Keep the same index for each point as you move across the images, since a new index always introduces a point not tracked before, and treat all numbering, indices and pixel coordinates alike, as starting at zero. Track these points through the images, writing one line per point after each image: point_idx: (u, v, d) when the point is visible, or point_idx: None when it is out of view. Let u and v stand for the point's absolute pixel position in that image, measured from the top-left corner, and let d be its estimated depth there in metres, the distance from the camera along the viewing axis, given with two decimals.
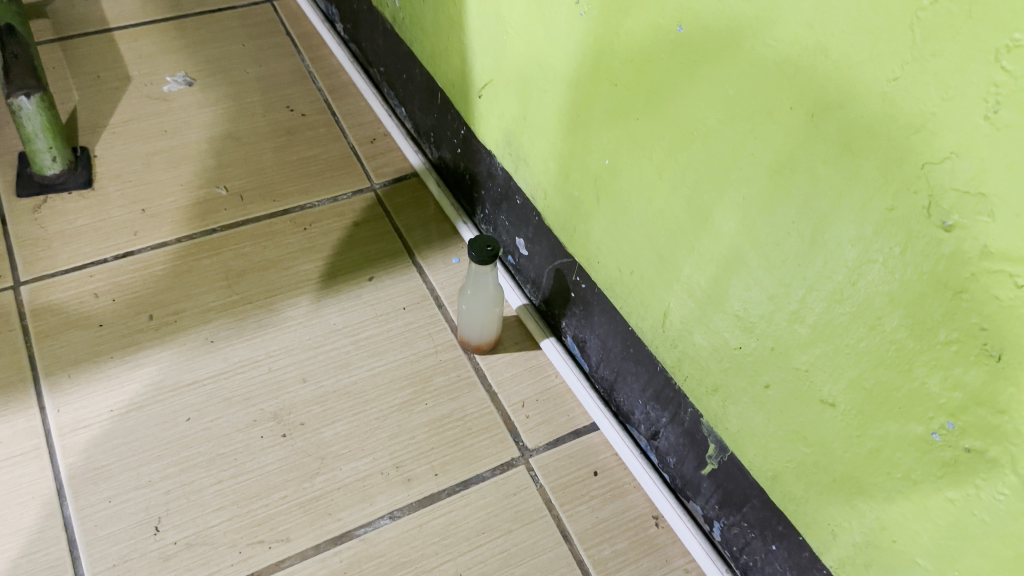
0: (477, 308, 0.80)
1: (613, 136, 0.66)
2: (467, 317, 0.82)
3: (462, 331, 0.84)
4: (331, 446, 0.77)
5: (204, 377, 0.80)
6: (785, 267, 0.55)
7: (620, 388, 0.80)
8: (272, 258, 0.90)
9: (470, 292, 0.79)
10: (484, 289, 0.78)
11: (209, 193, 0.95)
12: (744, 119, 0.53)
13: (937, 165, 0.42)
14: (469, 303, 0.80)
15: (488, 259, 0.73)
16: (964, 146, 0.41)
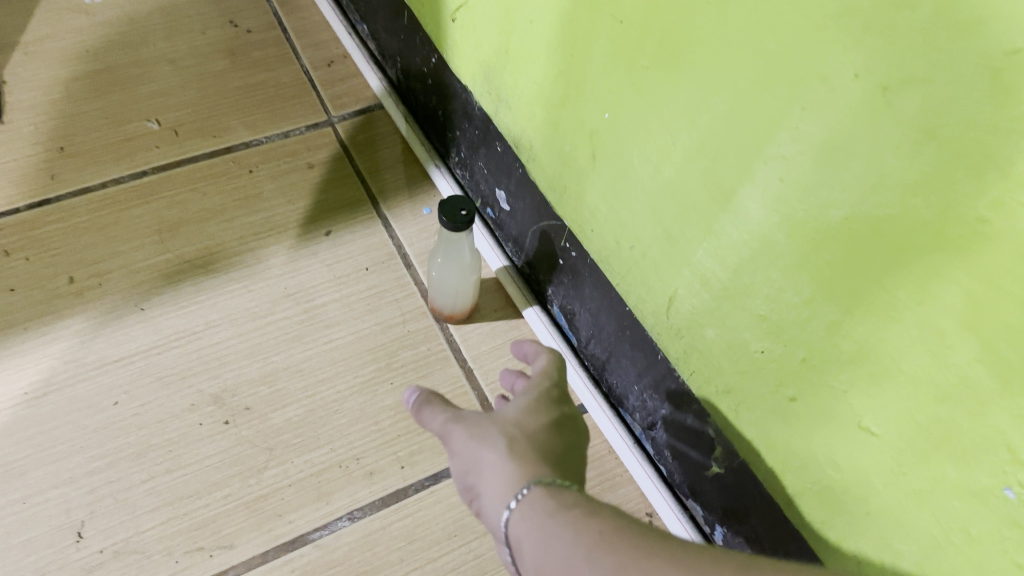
0: (449, 277, 0.69)
1: (613, 85, 0.53)
2: (438, 284, 0.71)
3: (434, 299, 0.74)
4: (282, 435, 0.67)
5: (134, 352, 0.70)
6: (829, 269, 0.44)
7: (613, 369, 0.70)
8: (212, 207, 0.78)
9: (442, 259, 0.68)
10: (459, 257, 0.67)
11: (138, 127, 0.82)
12: (789, 82, 0.41)
13: None
14: (441, 271, 0.69)
15: (462, 227, 0.62)
16: None
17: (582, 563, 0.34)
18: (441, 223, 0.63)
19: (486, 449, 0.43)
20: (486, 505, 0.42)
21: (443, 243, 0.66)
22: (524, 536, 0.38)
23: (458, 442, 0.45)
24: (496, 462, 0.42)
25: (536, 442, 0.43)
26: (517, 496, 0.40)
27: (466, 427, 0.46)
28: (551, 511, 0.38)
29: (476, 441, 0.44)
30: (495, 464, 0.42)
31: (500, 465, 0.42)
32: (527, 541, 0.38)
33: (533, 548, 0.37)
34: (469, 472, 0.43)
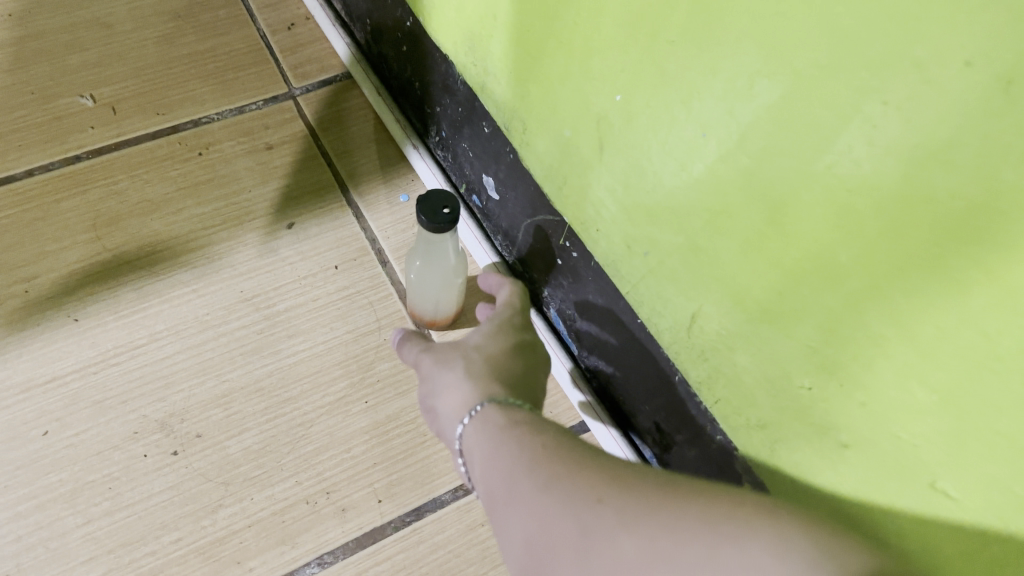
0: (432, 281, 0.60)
1: (627, 62, 0.44)
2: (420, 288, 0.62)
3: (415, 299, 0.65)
4: (240, 467, 0.59)
5: (67, 371, 0.60)
6: (907, 303, 0.35)
7: (621, 383, 0.61)
8: (156, 197, 0.68)
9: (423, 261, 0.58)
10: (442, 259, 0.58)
11: (69, 103, 0.71)
12: (867, 67, 0.31)
13: None
14: (422, 274, 0.60)
15: (444, 228, 0.52)
16: None
17: (522, 474, 0.37)
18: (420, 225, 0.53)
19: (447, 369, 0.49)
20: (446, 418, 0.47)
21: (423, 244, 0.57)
22: (479, 452, 0.42)
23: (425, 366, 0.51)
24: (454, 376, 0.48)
25: (492, 363, 0.48)
26: (470, 411, 0.44)
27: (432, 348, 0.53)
28: (503, 433, 0.41)
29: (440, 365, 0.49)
30: (455, 381, 0.47)
31: (459, 381, 0.47)
32: (479, 455, 0.41)
33: (487, 464, 0.40)
34: (434, 392, 0.49)
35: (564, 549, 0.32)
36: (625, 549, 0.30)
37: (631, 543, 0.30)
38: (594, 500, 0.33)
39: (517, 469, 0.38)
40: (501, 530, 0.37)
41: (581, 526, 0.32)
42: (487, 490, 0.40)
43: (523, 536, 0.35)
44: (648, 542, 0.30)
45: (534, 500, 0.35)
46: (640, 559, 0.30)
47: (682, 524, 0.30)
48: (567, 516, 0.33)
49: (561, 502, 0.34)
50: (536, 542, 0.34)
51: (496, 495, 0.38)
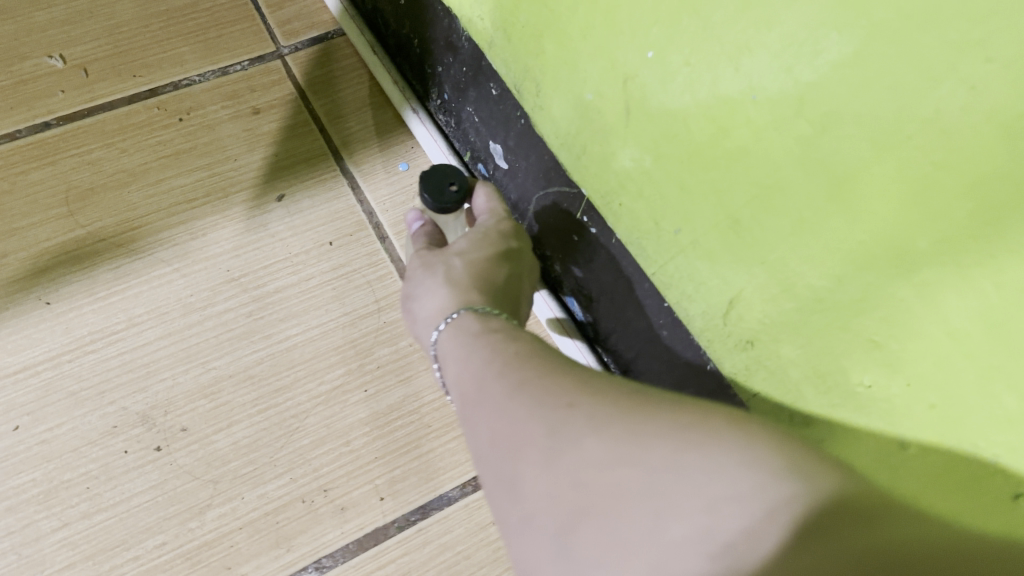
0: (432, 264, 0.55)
1: (663, 12, 0.38)
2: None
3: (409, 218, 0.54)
4: (230, 463, 0.54)
5: (38, 361, 0.55)
6: (1000, 298, 0.30)
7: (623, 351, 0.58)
8: (133, 167, 0.62)
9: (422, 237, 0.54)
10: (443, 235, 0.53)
11: (37, 65, 0.65)
12: (969, 15, 0.26)
13: None
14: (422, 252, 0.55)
15: (448, 205, 0.51)
16: None
17: (494, 379, 0.34)
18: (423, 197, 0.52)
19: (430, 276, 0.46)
20: (422, 325, 0.45)
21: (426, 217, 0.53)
22: (454, 352, 0.39)
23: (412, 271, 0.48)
24: (434, 284, 0.45)
25: (473, 272, 0.45)
26: (446, 318, 0.42)
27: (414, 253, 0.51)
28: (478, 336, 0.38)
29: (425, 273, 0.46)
30: (436, 289, 0.45)
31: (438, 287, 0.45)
32: (453, 356, 0.39)
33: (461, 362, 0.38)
34: (414, 296, 0.47)
35: (529, 452, 0.29)
36: (591, 448, 0.27)
37: (597, 442, 0.27)
38: (564, 403, 0.30)
39: (491, 371, 0.35)
40: (469, 437, 0.35)
41: (549, 427, 0.29)
42: (457, 391, 0.37)
43: (488, 438, 0.32)
44: (616, 443, 0.27)
45: (505, 403, 0.32)
46: (607, 458, 0.27)
47: (651, 431, 0.27)
48: (536, 418, 0.30)
49: (532, 407, 0.31)
50: (500, 442, 0.31)
51: (469, 399, 0.35)
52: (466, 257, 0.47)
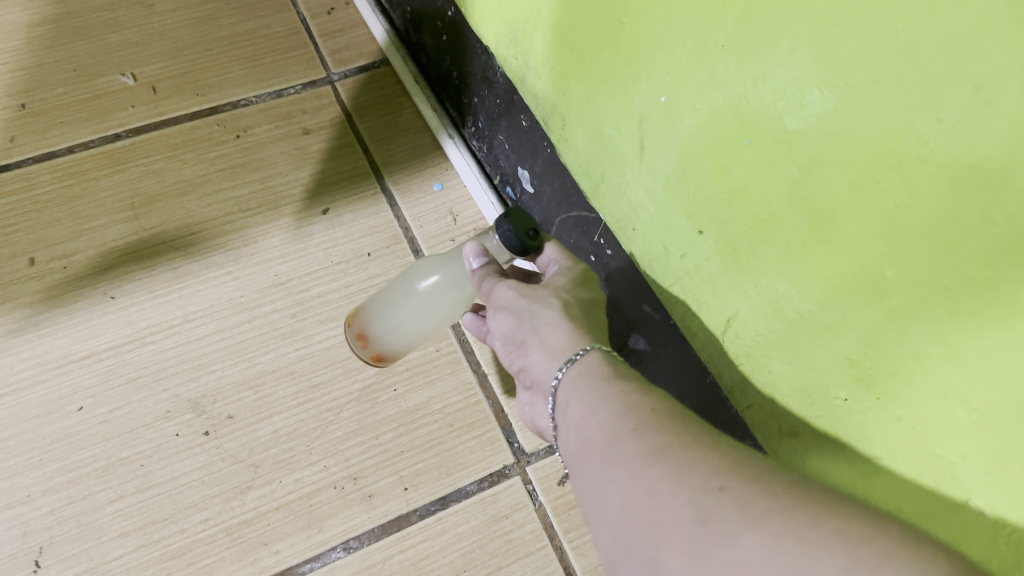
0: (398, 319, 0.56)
1: (675, 63, 0.44)
2: (382, 307, 0.58)
3: (469, 253, 0.50)
4: (270, 450, 0.60)
5: (101, 349, 0.61)
6: (952, 323, 0.34)
7: (631, 355, 0.62)
8: (193, 177, 0.69)
9: (419, 295, 0.55)
10: (433, 310, 0.54)
11: (110, 81, 0.72)
12: (926, 83, 0.31)
13: None
14: (399, 298, 0.56)
15: (526, 249, 0.48)
16: None
17: (625, 436, 0.34)
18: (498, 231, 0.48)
19: (543, 308, 0.44)
20: (533, 359, 0.43)
21: (442, 278, 0.53)
22: (572, 395, 0.39)
23: (505, 300, 0.45)
24: (551, 318, 0.43)
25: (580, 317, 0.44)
26: (570, 358, 0.41)
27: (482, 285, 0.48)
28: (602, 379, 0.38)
29: (531, 301, 0.45)
30: (551, 321, 0.43)
31: (557, 323, 0.43)
32: (576, 402, 0.38)
33: (579, 409, 0.38)
34: (520, 329, 0.45)
35: (672, 531, 0.29)
36: (748, 546, 0.27)
37: (756, 541, 0.27)
38: (717, 487, 0.29)
39: (620, 430, 0.35)
40: (589, 494, 0.35)
41: (700, 513, 0.29)
42: (579, 443, 0.37)
43: (618, 504, 0.32)
44: (778, 545, 0.26)
45: (640, 467, 0.32)
46: (766, 563, 0.26)
47: (816, 537, 0.26)
48: (679, 496, 0.30)
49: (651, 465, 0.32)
50: (639, 518, 0.31)
51: (592, 449, 0.36)
52: (569, 291, 0.46)
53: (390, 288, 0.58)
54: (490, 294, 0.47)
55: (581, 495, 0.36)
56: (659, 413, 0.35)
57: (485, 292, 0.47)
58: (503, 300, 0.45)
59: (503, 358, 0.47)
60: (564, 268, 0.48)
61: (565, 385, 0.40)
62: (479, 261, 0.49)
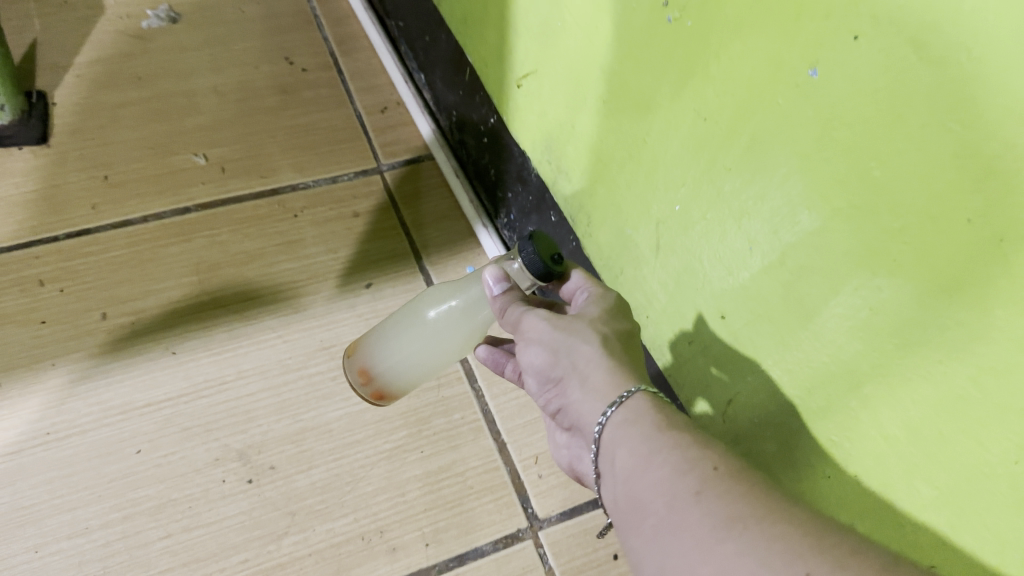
0: (407, 356, 0.58)
1: (689, 179, 0.51)
2: (385, 345, 0.60)
3: (487, 277, 0.51)
4: (306, 500, 0.65)
5: (161, 399, 0.68)
6: (914, 409, 0.41)
7: None
8: (253, 249, 0.76)
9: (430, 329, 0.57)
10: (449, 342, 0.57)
11: (184, 161, 0.80)
12: (892, 213, 0.39)
13: None
14: (405, 332, 0.58)
15: (551, 272, 0.50)
16: None
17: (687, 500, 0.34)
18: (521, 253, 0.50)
19: (581, 345, 0.45)
20: (574, 399, 0.45)
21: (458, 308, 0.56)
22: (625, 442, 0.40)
23: (542, 335, 0.47)
24: (591, 355, 0.45)
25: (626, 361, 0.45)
26: (615, 400, 0.42)
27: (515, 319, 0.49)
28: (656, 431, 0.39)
29: (566, 336, 0.46)
30: (591, 360, 0.45)
31: (596, 362, 0.44)
32: (629, 453, 0.39)
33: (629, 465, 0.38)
34: (558, 366, 0.46)
35: None
36: None
37: None
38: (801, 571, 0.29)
39: (683, 495, 0.35)
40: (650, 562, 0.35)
41: None
42: (636, 500, 0.37)
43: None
44: None
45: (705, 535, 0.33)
46: None
47: None
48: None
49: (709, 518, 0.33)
50: None
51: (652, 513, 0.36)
52: (606, 327, 0.47)
53: (390, 324, 0.60)
54: (525, 328, 0.48)
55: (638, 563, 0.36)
56: (710, 465, 0.36)
57: (517, 324, 0.49)
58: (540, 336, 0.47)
59: (539, 392, 0.49)
60: (594, 298, 0.50)
61: (610, 428, 0.41)
62: (500, 287, 0.51)
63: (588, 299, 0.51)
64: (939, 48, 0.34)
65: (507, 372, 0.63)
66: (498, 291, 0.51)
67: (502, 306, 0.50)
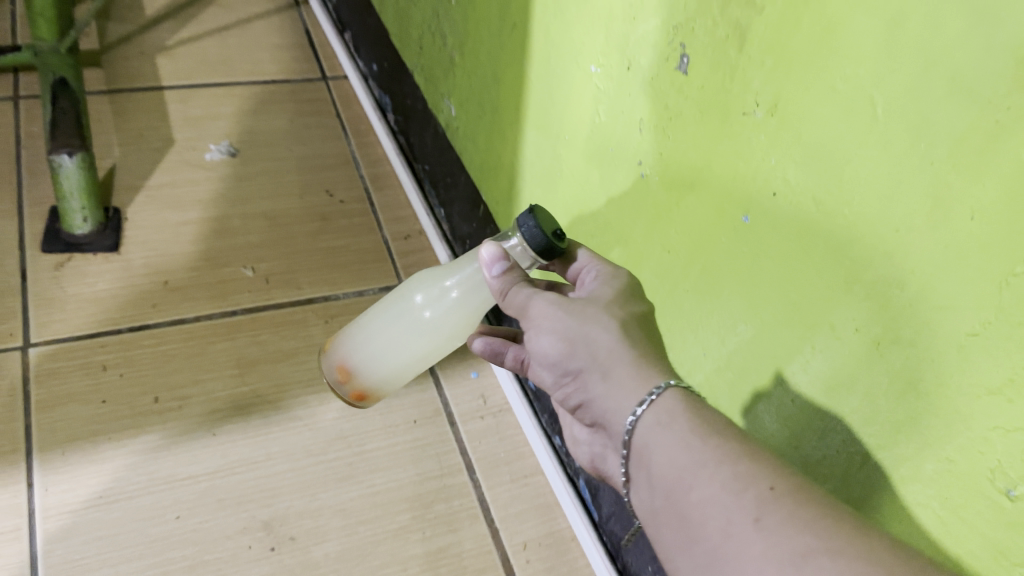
0: (400, 344, 0.63)
1: (657, 299, 0.64)
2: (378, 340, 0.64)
3: (486, 256, 0.54)
4: (320, 568, 0.74)
5: (200, 473, 0.77)
6: (827, 482, 0.52)
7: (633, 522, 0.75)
8: (288, 349, 0.88)
9: (426, 314, 0.61)
10: (446, 326, 0.61)
11: (234, 271, 0.93)
12: (803, 324, 0.51)
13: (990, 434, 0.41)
14: (398, 323, 0.63)
15: (553, 244, 0.54)
16: (1013, 424, 0.40)
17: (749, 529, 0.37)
18: (525, 235, 0.55)
19: (600, 336, 0.48)
20: (597, 394, 0.47)
21: (455, 292, 0.60)
22: (674, 450, 0.42)
23: (559, 328, 0.49)
24: (611, 346, 0.47)
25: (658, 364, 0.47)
26: (646, 399, 0.45)
27: (528, 309, 0.51)
28: (701, 442, 0.41)
29: (581, 326, 0.48)
30: (612, 351, 0.47)
31: (621, 360, 0.47)
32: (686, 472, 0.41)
33: (674, 479, 0.42)
34: (577, 359, 0.48)
35: None
36: None
37: None
38: None
39: (743, 523, 0.38)
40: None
41: None
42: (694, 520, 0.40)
43: None
44: None
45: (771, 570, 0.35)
46: None
47: None
48: None
49: (775, 548, 0.36)
50: None
51: (708, 537, 0.39)
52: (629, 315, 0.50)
53: (381, 321, 0.64)
54: (538, 319, 0.50)
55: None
56: (765, 484, 0.39)
57: (524, 309, 0.51)
58: (557, 332, 0.49)
59: (554, 386, 0.51)
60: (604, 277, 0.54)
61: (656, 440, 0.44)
62: (498, 269, 0.54)
63: (599, 280, 0.54)
64: (831, 203, 0.47)
65: (507, 360, 0.63)
66: (498, 273, 0.54)
67: (507, 289, 0.53)
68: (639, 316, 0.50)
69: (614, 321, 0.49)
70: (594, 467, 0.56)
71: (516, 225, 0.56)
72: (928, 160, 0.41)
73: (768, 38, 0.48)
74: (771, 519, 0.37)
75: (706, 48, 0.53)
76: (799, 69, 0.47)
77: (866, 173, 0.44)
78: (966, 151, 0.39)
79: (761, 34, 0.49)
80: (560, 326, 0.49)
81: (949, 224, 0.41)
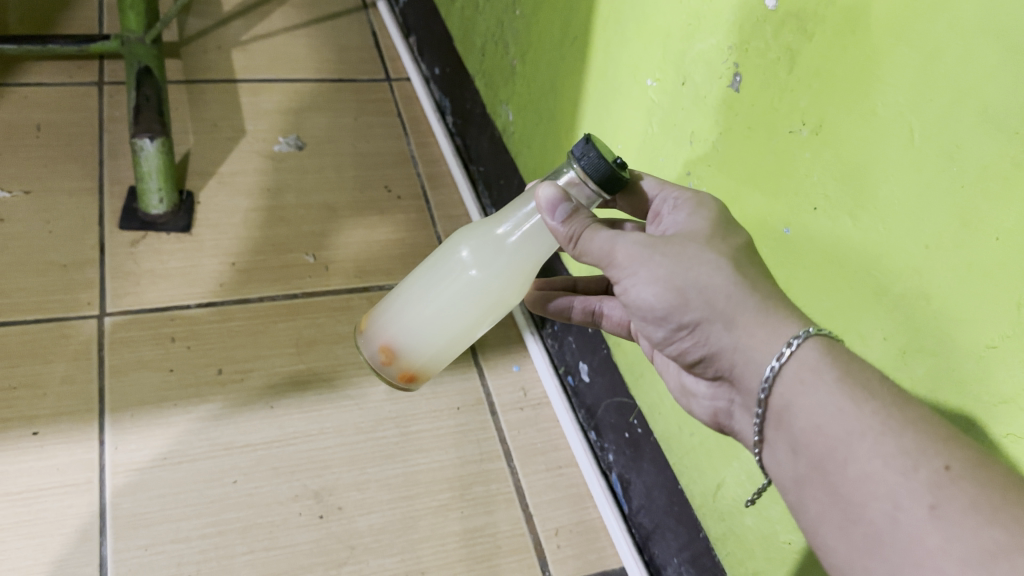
0: (446, 309, 0.61)
1: None
2: (421, 314, 0.62)
3: (546, 199, 0.51)
4: (364, 538, 0.79)
5: (257, 442, 0.83)
6: None
7: (660, 516, 0.79)
8: (343, 332, 0.93)
9: (474, 272, 0.59)
10: (508, 274, 0.59)
11: (297, 257, 0.99)
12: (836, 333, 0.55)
13: (1003, 441, 0.44)
14: (443, 289, 0.61)
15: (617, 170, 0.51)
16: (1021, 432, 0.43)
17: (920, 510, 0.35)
18: (586, 167, 0.51)
19: (713, 279, 0.46)
20: (724, 343, 0.46)
21: (513, 238, 0.58)
22: (829, 417, 0.41)
23: (664, 275, 0.46)
24: (729, 292, 0.45)
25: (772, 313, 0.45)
26: (784, 351, 0.44)
27: (620, 258, 0.48)
28: (858, 409, 0.40)
29: (686, 268, 0.46)
30: (731, 296, 0.45)
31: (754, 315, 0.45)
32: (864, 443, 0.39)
33: (829, 452, 0.40)
34: (695, 310, 0.46)
35: None
36: None
37: None
38: None
39: (915, 509, 0.36)
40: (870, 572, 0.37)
41: None
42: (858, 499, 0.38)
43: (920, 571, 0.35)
44: None
45: (949, 567, 0.34)
46: None
47: None
48: None
49: (956, 546, 0.34)
50: None
51: (871, 522, 0.38)
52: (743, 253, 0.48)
53: (420, 292, 0.62)
54: (637, 269, 0.47)
55: (845, 568, 0.39)
56: (940, 462, 0.37)
57: (609, 254, 0.49)
58: (664, 282, 0.46)
59: (667, 339, 0.49)
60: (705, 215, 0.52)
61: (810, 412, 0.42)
62: (563, 215, 0.51)
63: (687, 212, 0.53)
64: (866, 220, 0.50)
65: (575, 314, 0.69)
66: (562, 218, 0.51)
67: (578, 233, 0.50)
68: (743, 249, 0.49)
69: (721, 257, 0.47)
70: (714, 421, 0.55)
71: (570, 155, 0.52)
72: (958, 182, 0.44)
73: (816, 64, 0.52)
74: (950, 509, 0.35)
75: (758, 69, 0.57)
76: (843, 91, 0.50)
77: (900, 191, 0.48)
78: (993, 175, 0.42)
79: (809, 58, 0.53)
80: (663, 274, 0.47)
81: (973, 241, 0.44)
